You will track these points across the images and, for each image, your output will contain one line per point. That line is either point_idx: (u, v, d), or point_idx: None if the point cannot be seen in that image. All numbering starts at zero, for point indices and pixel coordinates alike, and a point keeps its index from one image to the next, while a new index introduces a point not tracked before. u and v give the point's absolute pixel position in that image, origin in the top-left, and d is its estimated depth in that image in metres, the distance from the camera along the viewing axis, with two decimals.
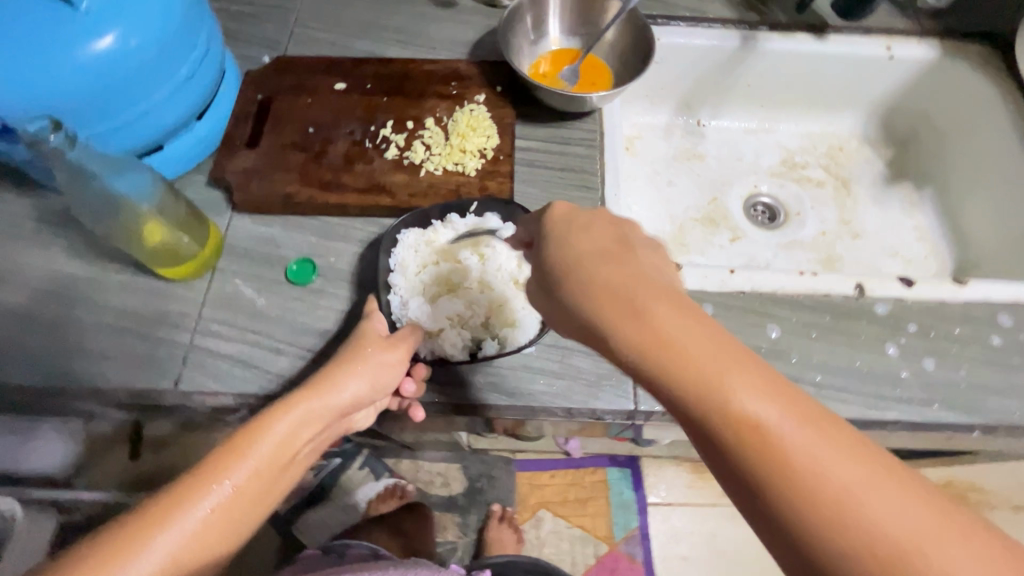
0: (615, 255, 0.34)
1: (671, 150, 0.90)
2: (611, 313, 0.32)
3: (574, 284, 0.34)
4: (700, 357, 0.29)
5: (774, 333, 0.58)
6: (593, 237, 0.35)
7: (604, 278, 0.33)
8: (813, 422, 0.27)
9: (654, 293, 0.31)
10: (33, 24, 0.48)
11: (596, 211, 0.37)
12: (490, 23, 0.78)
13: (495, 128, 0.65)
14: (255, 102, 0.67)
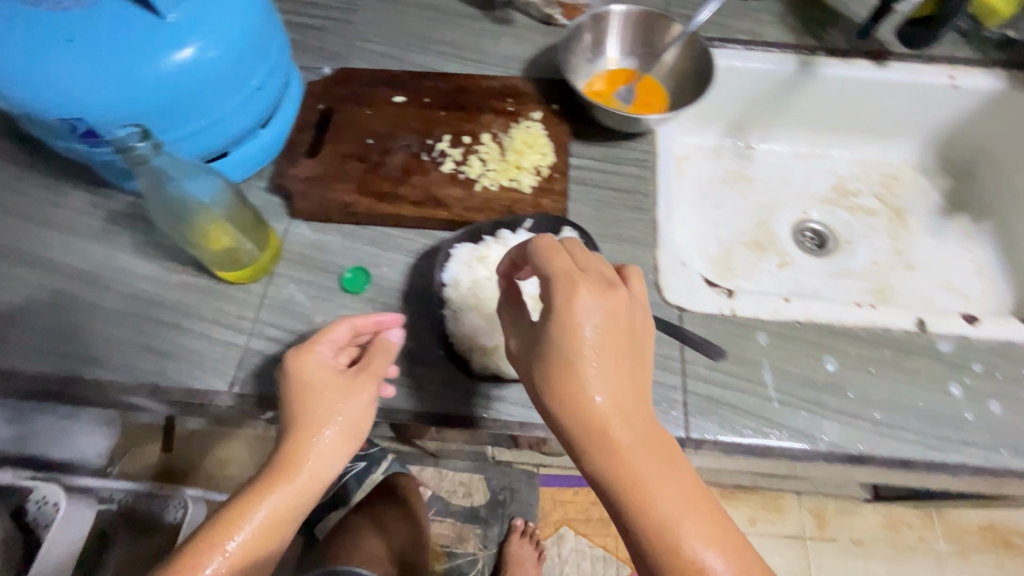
0: (615, 365, 0.43)
1: (719, 172, 0.89)
2: (601, 427, 0.42)
3: (567, 382, 0.42)
4: (660, 491, 0.40)
5: (831, 366, 0.56)
6: (597, 342, 0.43)
7: (603, 389, 0.42)
8: (736, 561, 0.39)
9: (630, 435, 0.41)
10: (121, 34, 0.50)
11: (596, 319, 0.43)
12: (545, 41, 0.79)
13: (550, 146, 0.65)
14: (317, 112, 0.68)
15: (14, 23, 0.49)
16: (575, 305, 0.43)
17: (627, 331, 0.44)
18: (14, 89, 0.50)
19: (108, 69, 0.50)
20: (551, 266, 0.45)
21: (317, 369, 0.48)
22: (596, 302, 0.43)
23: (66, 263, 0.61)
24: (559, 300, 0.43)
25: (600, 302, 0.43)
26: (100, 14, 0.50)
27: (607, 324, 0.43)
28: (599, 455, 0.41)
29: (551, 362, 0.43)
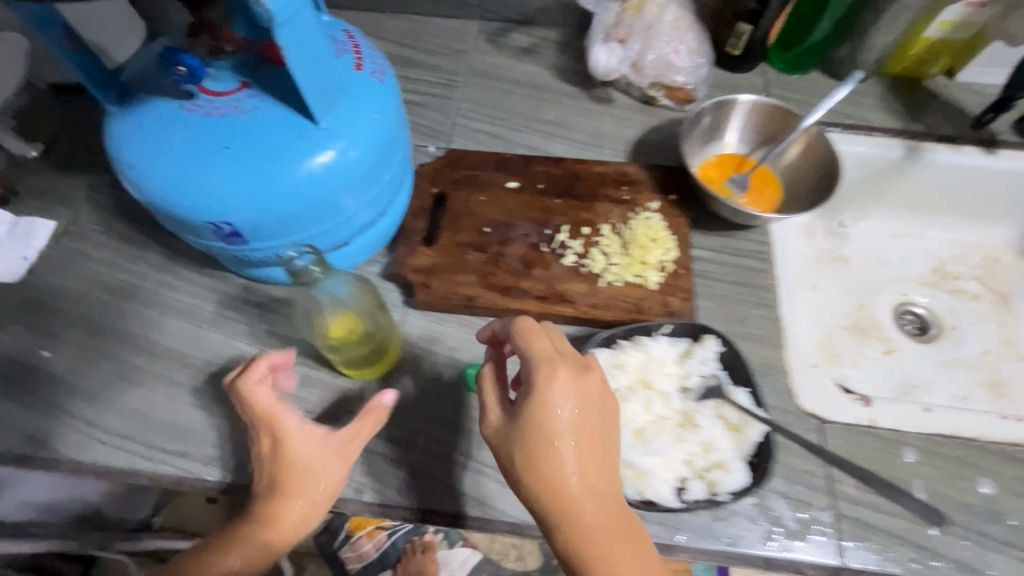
0: (588, 448, 0.44)
1: (814, 251, 0.85)
2: (570, 509, 0.42)
3: (542, 465, 0.43)
4: (619, 567, 0.42)
5: (987, 489, 0.53)
6: (570, 420, 0.43)
7: (576, 470, 0.43)
8: None
9: (594, 511, 0.43)
10: (271, 137, 0.50)
11: (573, 395, 0.44)
12: (648, 121, 0.78)
13: (672, 240, 0.64)
14: (430, 196, 0.68)
15: (174, 126, 0.50)
16: (555, 392, 0.43)
17: (599, 412, 0.45)
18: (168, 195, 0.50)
19: (258, 174, 0.49)
20: (531, 345, 0.45)
21: (296, 438, 0.49)
22: (570, 386, 0.44)
23: (182, 354, 0.60)
24: (540, 383, 0.44)
25: (577, 385, 0.44)
26: (250, 116, 0.49)
27: (580, 408, 0.44)
28: (565, 533, 0.43)
29: (528, 436, 0.43)
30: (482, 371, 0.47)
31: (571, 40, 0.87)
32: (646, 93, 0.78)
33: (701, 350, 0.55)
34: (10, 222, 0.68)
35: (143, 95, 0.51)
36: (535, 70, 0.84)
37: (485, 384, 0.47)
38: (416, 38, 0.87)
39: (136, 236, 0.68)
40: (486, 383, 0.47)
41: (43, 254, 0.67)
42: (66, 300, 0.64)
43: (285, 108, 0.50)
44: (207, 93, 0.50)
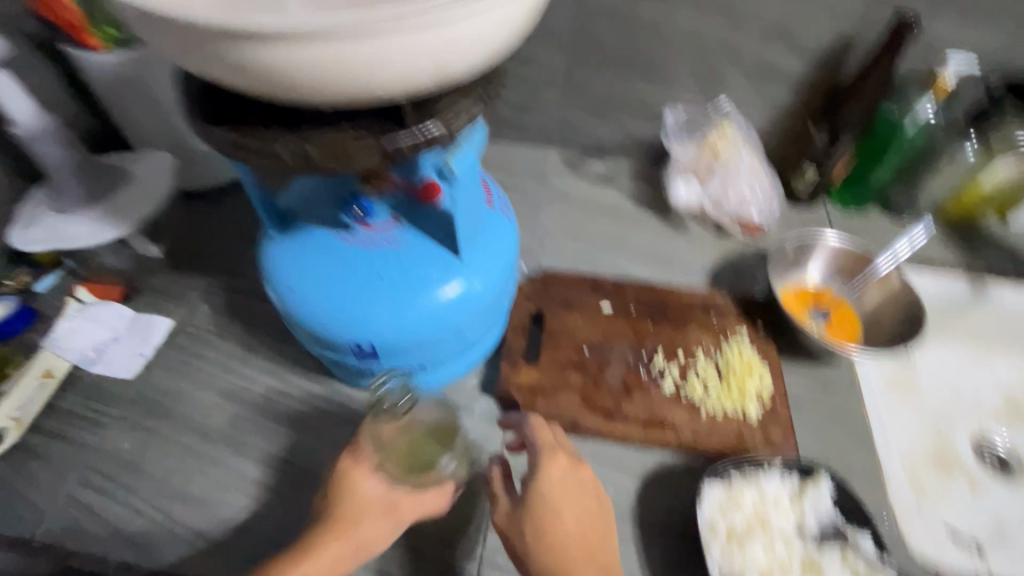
0: (585, 527, 0.49)
1: (883, 373, 0.77)
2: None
3: (546, 545, 0.48)
4: None
5: None
6: (570, 499, 0.50)
7: (574, 543, 0.48)
8: None
9: None
10: (419, 269, 0.55)
11: (575, 477, 0.51)
12: (724, 248, 0.84)
13: (766, 370, 0.66)
14: (529, 314, 0.71)
15: (334, 255, 0.55)
16: (553, 476, 0.50)
17: (588, 492, 0.51)
18: (318, 315, 0.54)
19: (405, 301, 0.54)
20: (537, 435, 0.54)
21: (367, 478, 0.53)
22: (564, 471, 0.51)
23: (290, 461, 0.62)
24: (542, 471, 0.51)
25: (571, 473, 0.51)
26: (402, 249, 0.55)
27: (571, 489, 0.50)
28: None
29: (536, 512, 0.49)
30: (499, 467, 0.53)
31: (645, 170, 0.95)
32: (722, 224, 0.84)
33: (815, 492, 0.56)
34: (131, 317, 0.73)
35: (305, 223, 0.57)
36: (613, 196, 0.91)
37: (495, 482, 0.52)
38: (502, 161, 0.95)
39: (248, 338, 0.72)
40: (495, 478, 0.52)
41: (159, 351, 0.70)
42: (178, 399, 0.66)
43: (433, 243, 0.56)
44: (366, 226, 0.56)
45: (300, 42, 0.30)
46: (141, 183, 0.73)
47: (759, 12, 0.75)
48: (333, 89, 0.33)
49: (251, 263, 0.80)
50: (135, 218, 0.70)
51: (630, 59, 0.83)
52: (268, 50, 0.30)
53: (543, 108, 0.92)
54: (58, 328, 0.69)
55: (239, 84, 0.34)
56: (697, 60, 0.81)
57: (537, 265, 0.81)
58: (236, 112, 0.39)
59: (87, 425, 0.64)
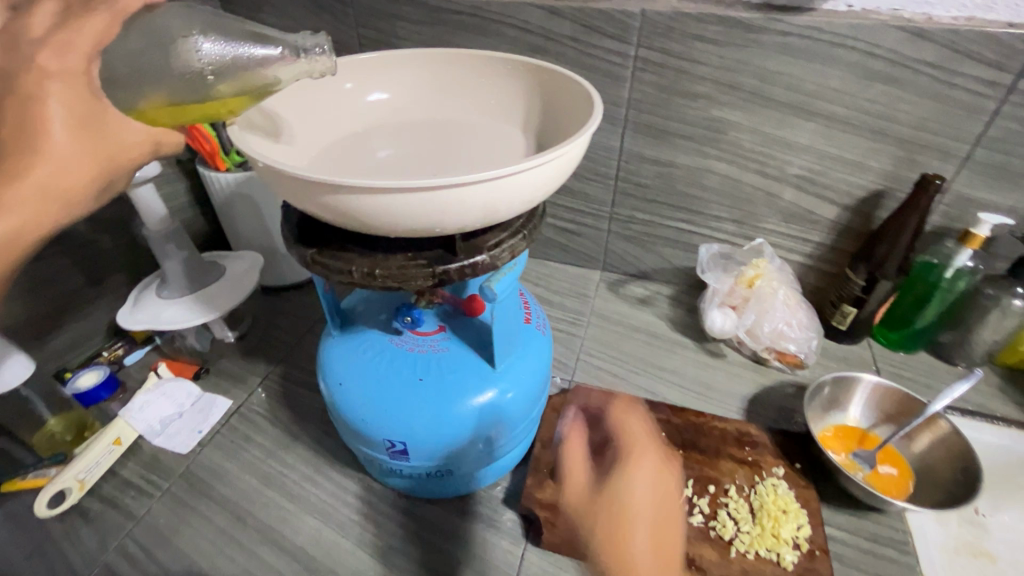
0: (658, 548, 0.46)
1: (948, 540, 0.72)
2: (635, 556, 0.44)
3: (620, 511, 0.48)
4: None
5: None
6: (643, 493, 0.49)
7: (647, 541, 0.46)
8: None
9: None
10: (456, 375, 0.59)
11: (660, 473, 0.51)
12: (761, 380, 0.84)
13: (805, 515, 0.63)
14: (558, 428, 0.72)
15: (383, 356, 0.61)
16: (640, 461, 0.52)
17: (671, 508, 0.48)
18: (361, 411, 0.59)
19: (440, 405, 0.58)
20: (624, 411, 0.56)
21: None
22: (644, 479, 0.50)
23: (312, 555, 0.63)
24: (631, 426, 0.54)
25: (654, 475, 0.50)
26: (445, 356, 0.60)
27: (654, 495, 0.49)
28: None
29: (608, 491, 0.50)
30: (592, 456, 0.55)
31: (684, 297, 0.99)
32: (759, 354, 0.85)
33: None
34: (197, 396, 0.80)
35: (363, 327, 0.64)
36: (651, 319, 0.95)
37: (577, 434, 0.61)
38: (547, 279, 1.03)
39: (295, 425, 0.77)
40: (573, 460, 0.54)
41: (213, 431, 0.76)
42: (221, 478, 0.71)
43: (473, 352, 0.61)
44: (415, 332, 0.62)
45: (379, 192, 0.37)
46: (230, 277, 0.85)
47: (791, 165, 0.82)
48: (400, 226, 0.40)
49: (311, 355, 0.88)
50: (220, 306, 0.81)
51: (670, 198, 0.91)
52: (354, 197, 0.38)
53: (588, 235, 1.00)
54: (133, 401, 0.77)
55: (327, 217, 0.42)
56: (733, 202, 0.88)
57: (572, 380, 0.84)
58: (318, 235, 0.47)
59: (138, 495, 0.69)
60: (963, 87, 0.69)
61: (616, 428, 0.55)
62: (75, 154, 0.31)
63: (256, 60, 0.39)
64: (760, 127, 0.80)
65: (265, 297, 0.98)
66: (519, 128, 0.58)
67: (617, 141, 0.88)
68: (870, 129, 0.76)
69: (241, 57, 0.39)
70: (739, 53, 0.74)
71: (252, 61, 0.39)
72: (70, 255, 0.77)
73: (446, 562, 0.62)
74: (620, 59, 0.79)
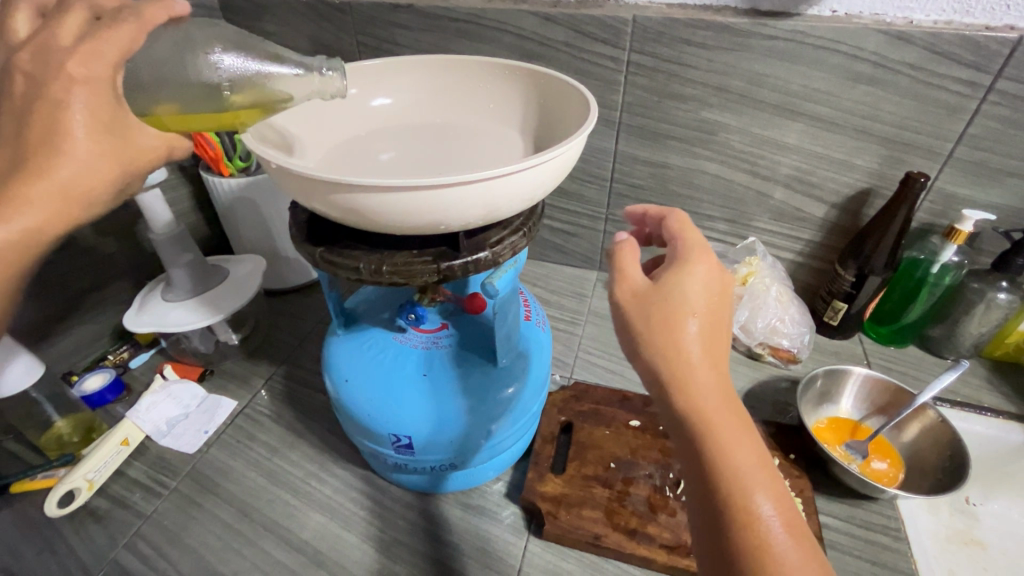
0: (713, 346, 0.39)
1: (941, 528, 0.76)
2: (689, 351, 0.38)
3: (676, 304, 0.40)
4: (730, 447, 0.36)
5: None
6: (696, 292, 0.40)
7: (701, 339, 0.39)
8: (771, 480, 0.36)
9: (711, 390, 0.38)
10: (459, 370, 0.61)
11: (719, 276, 0.42)
12: (756, 374, 0.86)
13: (800, 504, 0.65)
14: (558, 423, 0.74)
15: (387, 353, 0.63)
16: (699, 262, 0.42)
17: (725, 313, 0.41)
18: (367, 407, 0.60)
19: (444, 400, 0.59)
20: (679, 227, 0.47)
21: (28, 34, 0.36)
22: (704, 278, 0.41)
23: (318, 549, 0.64)
24: (687, 233, 0.45)
25: (713, 279, 0.41)
26: (448, 352, 0.62)
27: (712, 292, 0.41)
28: (687, 389, 0.38)
29: (660, 288, 0.41)
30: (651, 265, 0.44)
31: None
32: (753, 350, 0.87)
33: None
34: (202, 397, 0.82)
35: (367, 325, 0.65)
36: None
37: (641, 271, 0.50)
38: (545, 279, 1.05)
39: (300, 424, 0.78)
40: (624, 256, 0.44)
41: (219, 431, 0.78)
42: (228, 476, 0.72)
43: (475, 348, 0.63)
44: (417, 329, 0.64)
45: (388, 190, 0.39)
46: (234, 280, 0.87)
47: (781, 165, 0.85)
48: (407, 223, 0.42)
49: (313, 356, 0.89)
50: (224, 308, 0.82)
51: (664, 198, 0.93)
52: (363, 195, 0.40)
53: (585, 235, 1.02)
54: (140, 403, 0.78)
55: (335, 215, 0.44)
56: (725, 201, 0.91)
57: (571, 376, 0.85)
58: (326, 233, 0.49)
59: (146, 494, 0.70)
60: (943, 88, 0.72)
61: (671, 235, 0.46)
62: (93, 157, 0.37)
63: (271, 75, 0.43)
64: (750, 128, 0.82)
65: (268, 300, 0.99)
66: (517, 129, 0.60)
67: (611, 143, 0.90)
68: (856, 129, 0.78)
69: (256, 75, 0.42)
70: (728, 57, 0.77)
71: (265, 79, 0.43)
72: (76, 259, 0.79)
73: (450, 554, 0.64)
74: (613, 64, 0.82)
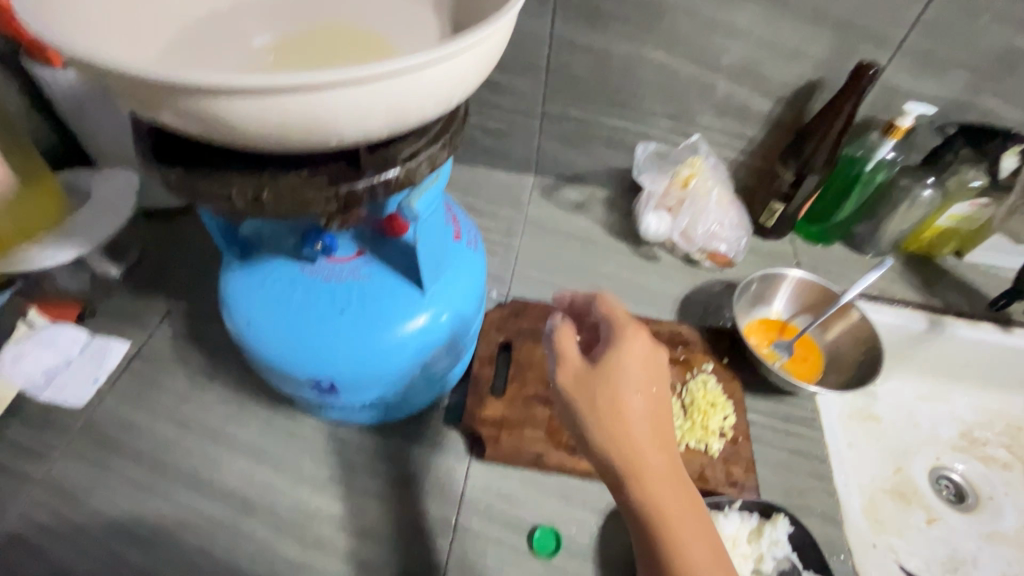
0: (659, 428, 0.42)
1: (845, 408, 0.86)
2: (637, 438, 0.41)
3: (620, 390, 0.42)
4: (684, 530, 0.40)
5: None
6: (640, 375, 0.43)
7: (648, 424, 0.41)
8: (718, 556, 0.40)
9: (662, 474, 0.41)
10: (384, 301, 0.54)
11: (657, 353, 0.45)
12: (693, 280, 0.85)
13: (730, 405, 0.67)
14: (496, 345, 0.71)
15: (295, 288, 0.54)
16: (639, 339, 0.45)
17: (663, 385, 0.44)
18: (276, 349, 0.53)
19: (368, 338, 0.53)
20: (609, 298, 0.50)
21: None
22: (645, 355, 0.44)
23: (244, 496, 0.60)
24: (616, 309, 0.48)
25: (652, 353, 0.45)
26: (368, 283, 0.55)
27: (654, 370, 0.44)
28: (640, 480, 0.40)
29: (609, 370, 0.43)
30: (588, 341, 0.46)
31: (618, 199, 0.96)
32: (691, 256, 0.85)
33: (747, 520, 0.57)
34: (85, 341, 0.70)
35: (266, 254, 0.56)
36: (587, 225, 0.92)
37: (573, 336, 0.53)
38: (476, 186, 0.95)
39: (207, 365, 0.70)
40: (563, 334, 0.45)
41: (112, 379, 0.68)
42: (131, 429, 0.64)
43: (397, 278, 0.55)
44: (329, 258, 0.55)
45: (248, 94, 0.29)
46: (99, 202, 0.72)
47: (731, 53, 0.77)
48: (287, 139, 0.32)
49: (216, 286, 0.78)
50: (94, 238, 0.68)
51: (604, 92, 0.84)
52: (216, 102, 0.29)
53: (519, 135, 0.92)
54: (4, 352, 0.66)
55: (185, 127, 0.33)
56: (669, 95, 0.83)
57: (508, 294, 0.81)
58: (185, 150, 0.37)
59: (33, 457, 0.62)
60: None
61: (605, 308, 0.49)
62: None
63: None
64: (700, 9, 0.73)
65: (150, 224, 0.84)
66: (431, 6, 0.48)
67: (546, 26, 0.77)
68: (811, 12, 0.71)
69: None
70: None
71: None
72: None
73: (389, 486, 0.62)
74: None
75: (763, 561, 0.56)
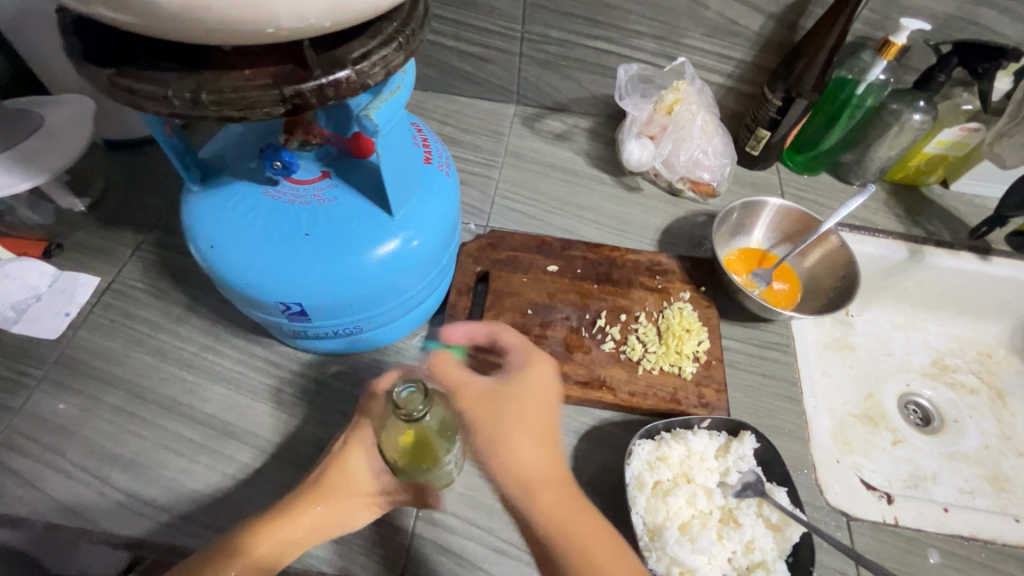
0: (528, 385, 0.50)
1: (821, 337, 0.87)
2: (515, 389, 0.49)
3: (516, 396, 0.48)
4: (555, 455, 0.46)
5: (933, 558, 0.59)
6: (502, 403, 0.48)
7: (518, 377, 0.50)
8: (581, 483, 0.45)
9: (527, 411, 0.47)
10: (356, 225, 0.53)
11: (526, 392, 0.49)
12: (675, 211, 0.83)
13: (705, 331, 0.68)
14: (474, 275, 0.70)
15: (261, 210, 0.53)
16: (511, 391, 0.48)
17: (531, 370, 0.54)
18: (242, 272, 0.52)
19: (338, 261, 0.52)
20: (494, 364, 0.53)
21: None
22: (519, 391, 0.49)
23: (224, 422, 0.61)
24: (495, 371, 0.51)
25: (522, 388, 0.49)
26: (335, 207, 0.53)
27: (521, 398, 0.48)
28: (508, 418, 0.46)
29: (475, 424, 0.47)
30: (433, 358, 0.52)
31: (602, 129, 0.93)
32: (674, 186, 0.84)
33: (718, 440, 0.59)
34: (54, 276, 0.69)
35: (229, 178, 0.54)
36: (569, 155, 0.89)
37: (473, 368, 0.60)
38: (455, 116, 0.92)
39: (181, 298, 0.69)
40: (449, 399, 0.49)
41: (85, 312, 0.67)
42: (107, 359, 0.64)
43: (365, 201, 0.54)
44: (292, 180, 0.54)
45: None
46: (55, 127, 0.68)
47: None
48: (217, 25, 0.30)
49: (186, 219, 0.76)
50: (55, 165, 0.66)
51: (586, 10, 0.79)
52: None
53: (498, 60, 0.88)
54: None
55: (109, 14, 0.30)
56: (655, 13, 0.78)
57: (487, 225, 0.79)
58: (122, 50, 0.35)
59: (9, 388, 0.62)
60: None
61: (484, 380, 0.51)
62: None
63: None
64: None
65: (114, 156, 0.81)
66: None
67: None
68: None
69: None
70: None
71: None
72: None
73: None
74: None
75: (731, 476, 0.58)
